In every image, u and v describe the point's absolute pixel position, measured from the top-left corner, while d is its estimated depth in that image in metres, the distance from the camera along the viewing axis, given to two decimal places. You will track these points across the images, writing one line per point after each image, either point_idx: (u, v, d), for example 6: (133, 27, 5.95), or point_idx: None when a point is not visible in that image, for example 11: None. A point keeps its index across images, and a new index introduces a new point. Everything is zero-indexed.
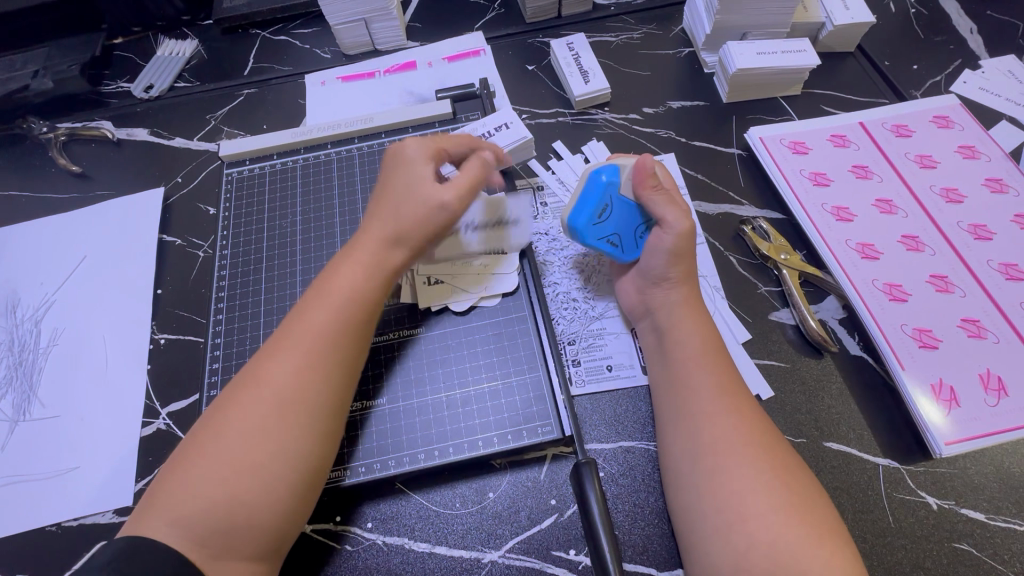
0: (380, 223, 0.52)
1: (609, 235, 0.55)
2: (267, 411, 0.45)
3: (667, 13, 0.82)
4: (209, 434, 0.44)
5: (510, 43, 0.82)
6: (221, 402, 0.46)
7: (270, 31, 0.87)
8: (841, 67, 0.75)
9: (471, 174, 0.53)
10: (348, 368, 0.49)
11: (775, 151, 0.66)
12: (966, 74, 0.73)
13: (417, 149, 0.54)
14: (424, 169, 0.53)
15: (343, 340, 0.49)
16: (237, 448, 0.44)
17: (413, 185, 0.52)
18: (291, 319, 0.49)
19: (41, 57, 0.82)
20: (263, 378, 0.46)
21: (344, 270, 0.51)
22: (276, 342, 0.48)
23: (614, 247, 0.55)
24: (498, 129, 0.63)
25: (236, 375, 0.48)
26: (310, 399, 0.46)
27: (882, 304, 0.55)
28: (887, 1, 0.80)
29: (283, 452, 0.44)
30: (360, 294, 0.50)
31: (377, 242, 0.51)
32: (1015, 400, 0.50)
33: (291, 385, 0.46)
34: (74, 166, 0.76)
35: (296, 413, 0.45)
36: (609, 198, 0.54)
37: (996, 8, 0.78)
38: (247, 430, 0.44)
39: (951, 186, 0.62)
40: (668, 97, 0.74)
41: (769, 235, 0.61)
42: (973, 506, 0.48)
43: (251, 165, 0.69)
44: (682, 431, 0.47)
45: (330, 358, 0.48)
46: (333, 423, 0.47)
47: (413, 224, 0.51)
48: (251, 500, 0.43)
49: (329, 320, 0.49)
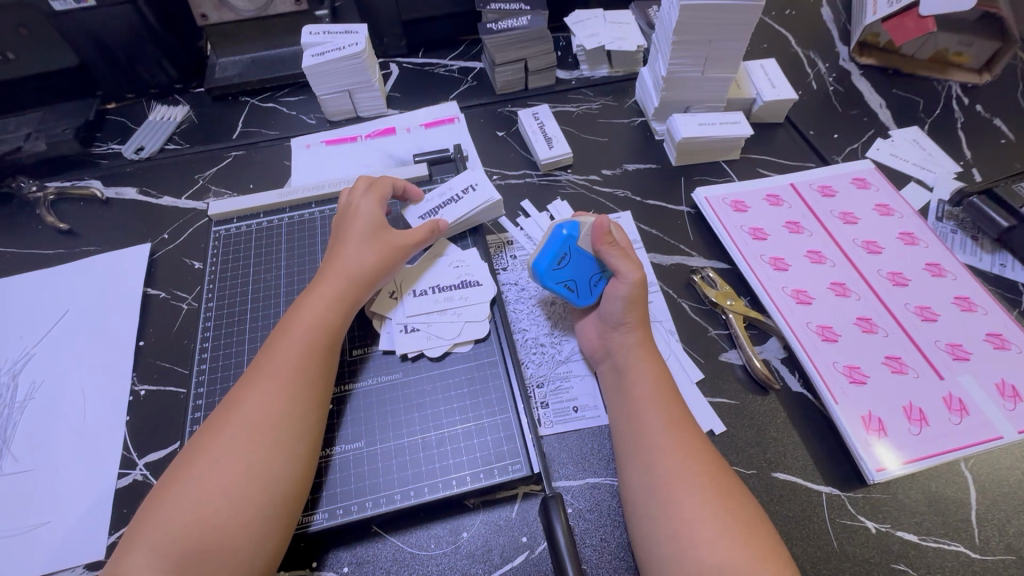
0: (341, 265, 0.59)
1: (565, 280, 0.61)
2: (239, 435, 0.48)
3: (622, 87, 0.93)
4: (185, 466, 0.48)
5: (482, 112, 0.90)
6: (198, 434, 0.50)
7: (258, 99, 0.94)
8: (773, 136, 0.85)
9: (420, 235, 0.64)
10: (315, 392, 0.53)
11: (718, 209, 0.74)
12: (878, 142, 0.84)
13: (368, 204, 0.64)
14: (375, 220, 0.63)
15: (309, 366, 0.53)
16: (210, 471, 0.47)
17: (366, 232, 0.61)
18: (263, 354, 0.54)
19: (35, 121, 0.86)
20: (236, 406, 0.50)
21: (310, 306, 0.57)
22: (249, 375, 0.53)
23: (571, 292, 0.61)
24: (466, 191, 0.69)
25: (213, 413, 0.52)
26: (279, 420, 0.50)
27: (816, 344, 0.62)
28: (810, 80, 0.93)
29: (252, 470, 0.47)
30: (325, 325, 0.56)
31: (340, 281, 0.58)
32: (935, 429, 0.56)
33: (262, 408, 0.50)
34: (62, 224, 0.79)
35: (266, 434, 0.49)
36: (568, 249, 0.61)
37: (900, 87, 0.91)
38: (220, 454, 0.47)
39: (870, 239, 0.71)
40: (624, 160, 0.83)
41: (717, 283, 0.68)
42: (906, 528, 0.53)
43: (238, 224, 0.74)
44: (640, 464, 0.51)
45: (297, 382, 0.52)
46: (302, 444, 0.50)
47: (368, 270, 0.60)
48: (223, 523, 0.45)
49: (296, 349, 0.54)
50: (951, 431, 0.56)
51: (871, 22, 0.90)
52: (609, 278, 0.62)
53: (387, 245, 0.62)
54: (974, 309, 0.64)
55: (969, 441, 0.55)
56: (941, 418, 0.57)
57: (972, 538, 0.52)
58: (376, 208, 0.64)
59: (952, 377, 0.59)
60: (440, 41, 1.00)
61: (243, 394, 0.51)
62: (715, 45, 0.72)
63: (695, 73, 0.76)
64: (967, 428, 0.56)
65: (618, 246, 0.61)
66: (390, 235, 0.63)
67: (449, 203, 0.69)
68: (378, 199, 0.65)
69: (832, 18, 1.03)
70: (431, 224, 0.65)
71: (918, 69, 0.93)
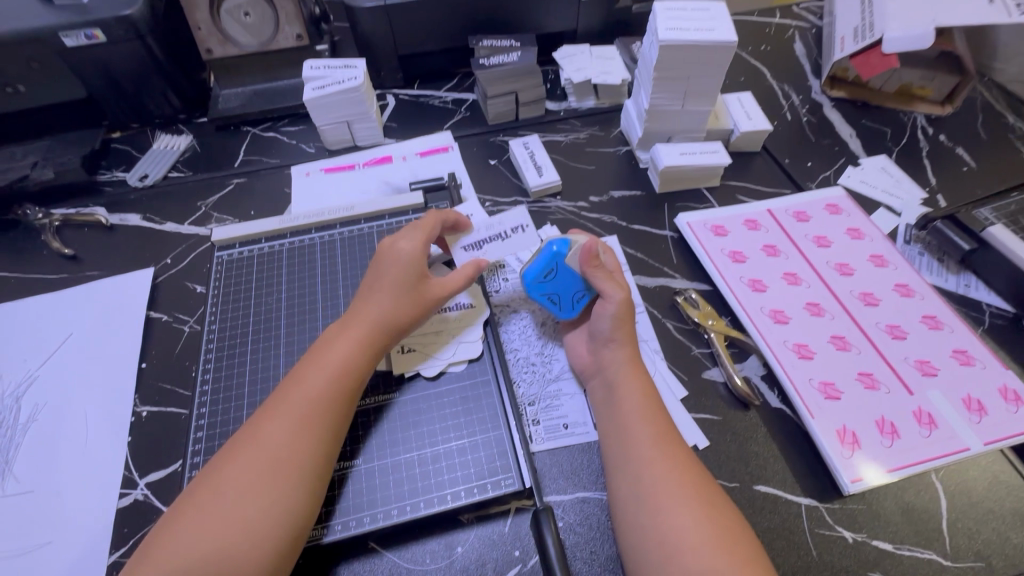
0: (374, 308, 0.61)
1: (550, 293, 0.65)
2: (260, 469, 0.50)
3: (608, 118, 0.98)
4: (204, 496, 0.49)
5: (474, 141, 0.95)
6: (215, 462, 0.52)
7: (260, 128, 0.98)
8: (751, 164, 0.90)
9: (461, 279, 0.64)
10: (334, 430, 0.54)
11: (699, 233, 0.78)
12: (849, 169, 0.89)
13: (412, 246, 0.63)
14: (417, 263, 0.63)
15: (332, 405, 0.55)
16: (229, 504, 0.48)
17: (404, 275, 0.62)
18: (286, 388, 0.56)
19: (42, 150, 0.89)
20: (257, 440, 0.52)
21: (337, 345, 0.58)
22: (271, 408, 0.54)
23: (553, 305, 0.66)
24: (515, 232, 0.71)
25: (230, 441, 0.53)
26: (301, 458, 0.51)
27: (792, 361, 0.65)
28: (784, 111, 0.98)
29: (271, 505, 0.49)
30: (350, 366, 0.57)
31: (368, 322, 0.60)
32: (905, 441, 0.59)
33: (284, 445, 0.52)
34: (66, 249, 0.81)
35: (288, 471, 0.51)
36: (555, 265, 0.64)
37: (868, 118, 0.97)
38: (241, 487, 0.49)
39: (844, 262, 0.75)
40: (611, 187, 0.87)
41: (699, 303, 0.71)
42: (881, 537, 0.56)
43: (241, 249, 0.77)
44: (628, 476, 0.53)
45: (319, 420, 0.54)
46: (318, 480, 0.52)
47: (400, 315, 0.61)
48: (238, 557, 0.46)
49: (321, 387, 0.55)
50: (921, 443, 0.59)
51: (840, 58, 0.96)
52: (593, 297, 0.65)
53: (424, 291, 0.62)
54: (940, 326, 0.68)
55: (937, 453, 0.58)
56: (911, 430, 0.60)
57: (943, 546, 0.55)
58: (421, 252, 0.63)
59: (921, 392, 0.63)
60: (435, 73, 1.05)
61: (266, 428, 0.52)
62: (694, 81, 0.77)
63: (676, 106, 0.81)
64: (936, 440, 0.59)
65: (603, 267, 0.64)
66: (428, 280, 0.63)
67: (496, 240, 0.71)
68: (423, 241, 0.64)
69: (805, 53, 1.09)
70: (472, 267, 0.65)
71: (885, 101, 0.99)
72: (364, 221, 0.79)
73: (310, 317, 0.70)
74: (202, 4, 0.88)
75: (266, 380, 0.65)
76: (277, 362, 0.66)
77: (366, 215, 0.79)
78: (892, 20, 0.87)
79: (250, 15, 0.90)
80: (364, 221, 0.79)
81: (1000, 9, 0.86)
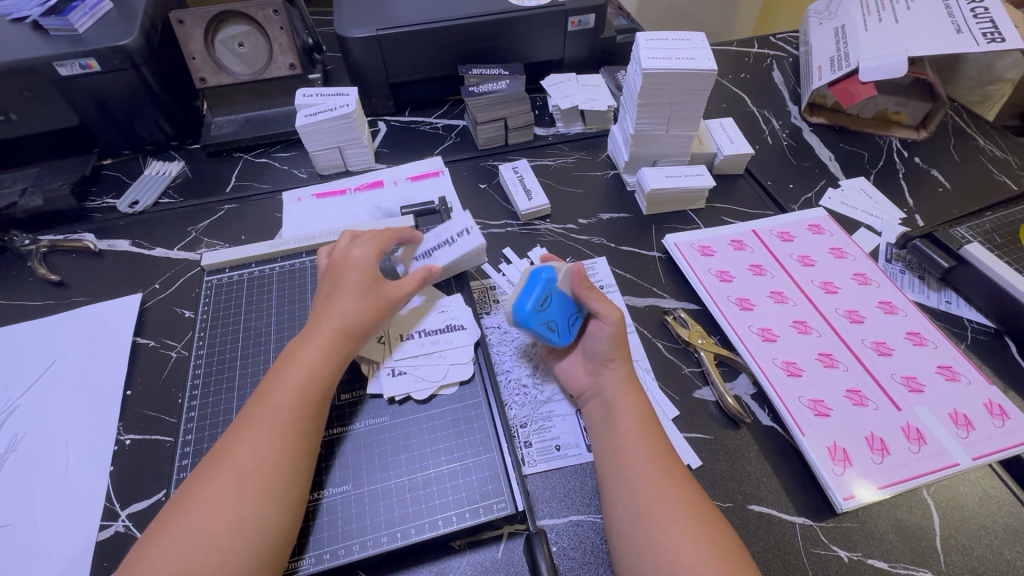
0: (335, 316, 0.60)
1: (548, 321, 0.62)
2: (230, 484, 0.49)
3: (595, 143, 1.00)
4: (176, 516, 0.48)
5: (464, 166, 0.96)
6: (189, 481, 0.51)
7: (252, 154, 0.99)
8: (735, 186, 0.93)
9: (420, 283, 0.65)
10: (306, 441, 0.54)
11: (687, 254, 0.79)
12: (830, 192, 0.92)
13: (364, 255, 0.64)
14: (373, 271, 0.63)
15: (301, 415, 0.54)
16: (201, 521, 0.47)
17: (361, 284, 0.62)
18: (256, 400, 0.55)
19: (31, 176, 0.88)
20: (228, 454, 0.51)
21: (303, 355, 0.58)
22: (241, 422, 0.54)
23: (551, 333, 0.62)
24: (459, 236, 0.66)
25: (203, 459, 0.53)
26: (273, 471, 0.51)
27: (782, 379, 0.66)
28: (766, 135, 1.02)
29: (243, 518, 0.48)
30: (320, 375, 0.57)
31: (331, 331, 0.59)
32: (896, 457, 0.59)
33: (257, 458, 0.51)
34: (53, 276, 0.81)
35: (259, 485, 0.50)
36: (550, 291, 0.62)
37: (846, 141, 1.00)
38: (212, 503, 0.48)
39: (827, 280, 0.76)
40: (599, 210, 0.89)
41: (688, 323, 0.72)
42: (876, 556, 0.55)
43: (230, 273, 0.76)
44: (622, 496, 0.53)
45: (290, 431, 0.53)
46: (290, 492, 0.51)
47: (361, 324, 0.60)
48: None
49: (287, 397, 0.55)
50: (911, 459, 0.59)
51: (817, 86, 0.99)
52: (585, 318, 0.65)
53: (382, 296, 0.62)
54: (925, 343, 0.69)
55: (928, 469, 0.59)
56: (901, 446, 0.60)
57: (938, 563, 0.55)
58: (374, 260, 0.64)
59: (908, 408, 0.63)
60: (425, 101, 1.07)
61: (235, 442, 0.52)
62: (676, 108, 0.80)
63: (660, 131, 0.84)
64: (925, 456, 0.60)
65: (594, 288, 0.64)
66: (385, 285, 0.63)
67: (443, 246, 0.67)
68: (376, 249, 0.65)
69: (783, 81, 1.14)
70: (424, 271, 0.65)
71: (863, 126, 1.02)
72: None
73: None
74: (197, 35, 0.90)
75: None
76: None
77: None
78: (864, 53, 0.92)
79: (244, 46, 0.93)
80: None
81: (968, 38, 0.90)
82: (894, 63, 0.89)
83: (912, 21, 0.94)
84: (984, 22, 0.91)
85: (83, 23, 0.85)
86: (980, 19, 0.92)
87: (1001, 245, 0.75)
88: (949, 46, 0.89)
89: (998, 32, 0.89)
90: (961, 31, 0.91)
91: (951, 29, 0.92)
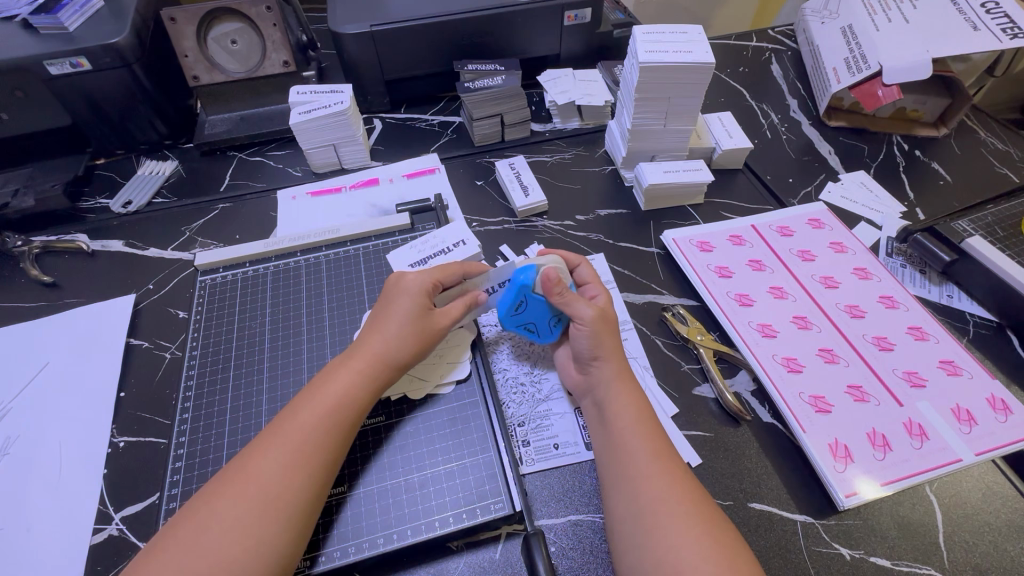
0: (379, 341, 0.59)
1: (525, 324, 0.65)
2: (251, 505, 0.48)
3: (592, 138, 1.00)
4: (189, 531, 0.47)
5: (460, 162, 0.95)
6: (202, 496, 0.50)
7: (246, 153, 0.98)
8: (734, 181, 0.92)
9: (460, 311, 0.63)
10: (328, 465, 0.53)
11: (685, 250, 0.79)
12: (830, 185, 0.91)
13: (418, 280, 0.63)
14: (423, 298, 0.62)
15: (330, 440, 0.53)
16: (216, 541, 0.46)
17: (410, 313, 0.61)
18: (284, 419, 0.54)
19: (24, 176, 0.88)
20: (252, 474, 0.50)
21: (339, 378, 0.57)
22: (266, 439, 0.53)
23: (531, 332, 0.66)
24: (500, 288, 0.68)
25: (221, 472, 0.52)
26: (292, 493, 0.50)
27: (782, 375, 0.65)
28: (765, 129, 1.01)
29: (260, 544, 0.47)
30: (350, 399, 0.56)
31: (370, 357, 0.58)
32: (898, 453, 0.59)
33: (278, 477, 0.50)
34: (45, 277, 0.80)
35: (278, 509, 0.48)
36: (523, 298, 0.62)
37: (847, 134, 0.99)
38: (229, 523, 0.47)
39: (829, 275, 0.76)
40: (597, 206, 0.88)
41: (687, 319, 0.71)
42: (878, 553, 0.55)
43: (225, 272, 0.76)
44: (622, 494, 0.52)
45: (313, 452, 0.52)
46: (307, 517, 0.50)
47: (403, 355, 0.59)
48: None
49: (318, 419, 0.54)
50: (912, 455, 0.58)
51: (836, 90, 0.96)
52: (566, 319, 0.64)
53: (428, 327, 0.61)
54: (926, 337, 0.69)
55: (930, 465, 0.58)
56: (903, 443, 0.59)
57: (941, 561, 0.54)
58: (428, 286, 0.63)
59: (910, 403, 0.63)
60: (421, 98, 1.06)
61: (259, 461, 0.51)
62: (674, 102, 0.79)
63: (658, 125, 0.82)
64: (927, 452, 0.59)
65: (569, 291, 0.62)
66: (434, 314, 0.62)
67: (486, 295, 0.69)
68: (432, 276, 0.64)
69: (782, 74, 1.12)
70: (471, 299, 0.65)
71: (884, 126, 1.00)
72: (351, 243, 0.79)
73: (294, 342, 0.69)
74: (189, 32, 0.89)
75: (248, 407, 0.63)
76: (259, 388, 0.65)
77: (353, 237, 0.79)
78: (883, 54, 0.90)
79: (236, 43, 0.92)
80: (349, 241, 0.79)
81: (987, 35, 0.90)
82: (919, 62, 0.88)
83: (921, 22, 0.94)
84: (999, 19, 0.92)
85: (73, 22, 0.84)
86: (993, 15, 0.93)
87: (1003, 238, 0.75)
88: (973, 44, 0.89)
89: (1016, 27, 0.89)
90: (979, 29, 0.91)
91: (967, 27, 0.92)
